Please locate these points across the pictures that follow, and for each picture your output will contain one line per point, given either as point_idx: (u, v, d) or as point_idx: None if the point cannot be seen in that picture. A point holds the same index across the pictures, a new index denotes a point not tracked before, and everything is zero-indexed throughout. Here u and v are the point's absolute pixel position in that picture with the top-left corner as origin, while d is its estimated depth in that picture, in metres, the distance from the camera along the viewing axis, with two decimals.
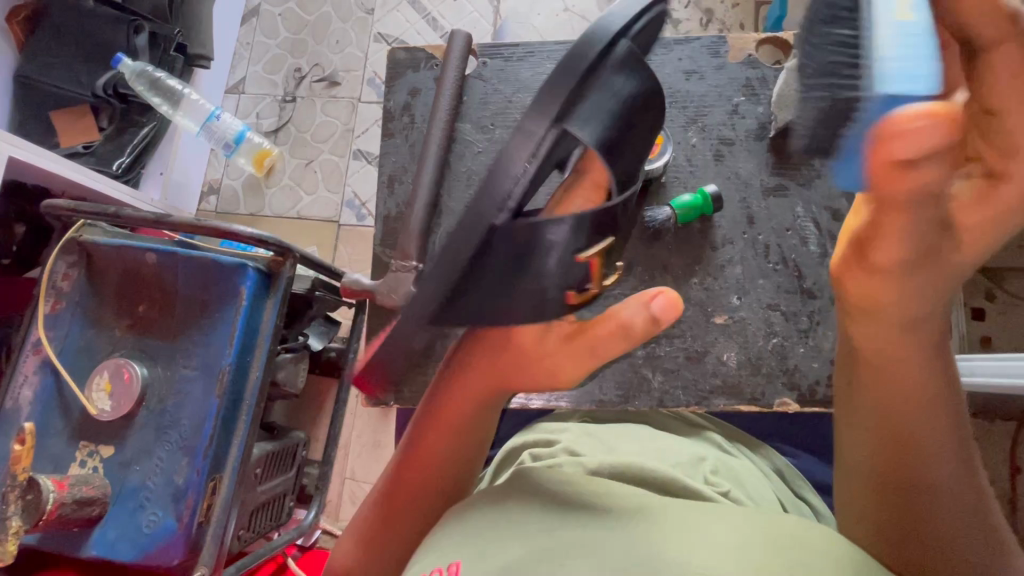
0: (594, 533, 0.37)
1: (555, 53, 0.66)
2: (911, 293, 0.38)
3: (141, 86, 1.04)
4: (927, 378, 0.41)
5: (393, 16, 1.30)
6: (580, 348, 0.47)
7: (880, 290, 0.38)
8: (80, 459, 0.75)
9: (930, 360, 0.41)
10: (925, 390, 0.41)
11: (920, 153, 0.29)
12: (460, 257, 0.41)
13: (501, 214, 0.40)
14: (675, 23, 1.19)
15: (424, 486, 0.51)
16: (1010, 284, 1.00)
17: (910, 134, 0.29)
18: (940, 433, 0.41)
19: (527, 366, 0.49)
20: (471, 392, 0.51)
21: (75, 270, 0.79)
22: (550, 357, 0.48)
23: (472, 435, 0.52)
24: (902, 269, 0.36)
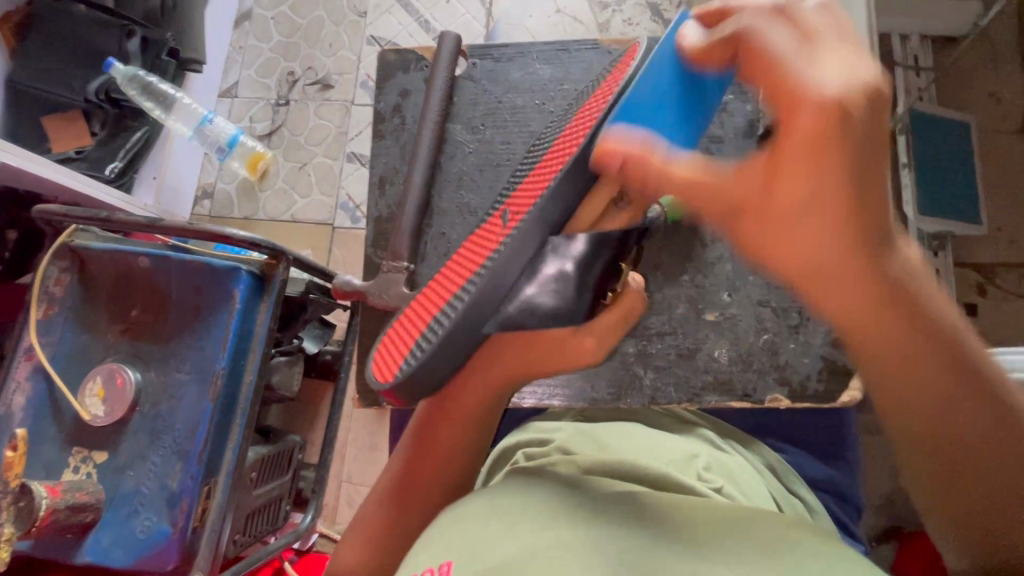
0: (584, 527, 0.37)
1: (545, 53, 0.66)
2: (833, 271, 0.34)
3: (134, 90, 1.05)
4: (903, 360, 0.36)
5: (386, 19, 1.30)
6: (615, 314, 0.49)
7: (808, 284, 0.35)
8: (73, 465, 0.75)
9: (889, 323, 0.35)
10: (899, 353, 0.36)
11: (626, 162, 0.36)
12: (512, 271, 0.41)
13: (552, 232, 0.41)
14: (667, 23, 1.20)
15: (433, 475, 0.51)
16: (1001, 280, 1.00)
17: (606, 163, 0.37)
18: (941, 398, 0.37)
19: (562, 353, 0.49)
20: (483, 382, 0.50)
21: (67, 275, 0.79)
22: (585, 337, 0.49)
23: (477, 421, 0.51)
24: (838, 257, 0.33)
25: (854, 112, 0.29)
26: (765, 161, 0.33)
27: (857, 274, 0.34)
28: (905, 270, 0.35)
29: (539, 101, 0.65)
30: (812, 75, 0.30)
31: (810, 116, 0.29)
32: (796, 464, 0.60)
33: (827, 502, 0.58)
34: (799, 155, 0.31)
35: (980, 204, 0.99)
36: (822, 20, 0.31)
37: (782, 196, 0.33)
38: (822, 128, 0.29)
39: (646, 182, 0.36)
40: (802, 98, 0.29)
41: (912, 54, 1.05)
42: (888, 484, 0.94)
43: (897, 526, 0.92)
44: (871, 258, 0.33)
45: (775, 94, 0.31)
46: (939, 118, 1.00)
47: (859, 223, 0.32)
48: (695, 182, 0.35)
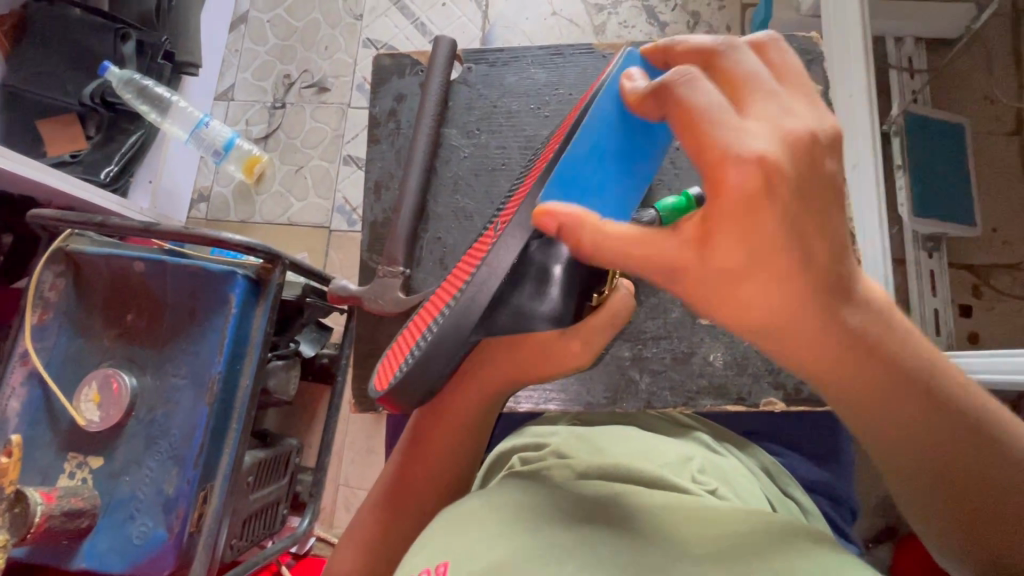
0: (578, 531, 0.37)
1: (539, 57, 0.66)
2: (790, 322, 0.34)
3: (129, 94, 1.05)
4: (869, 398, 0.36)
5: (382, 21, 1.30)
6: (605, 315, 0.48)
7: (768, 341, 0.35)
8: (68, 471, 0.74)
9: (851, 365, 0.35)
10: (871, 395, 0.36)
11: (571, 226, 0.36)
12: (495, 275, 0.40)
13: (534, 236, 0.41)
14: (662, 25, 1.20)
15: (428, 477, 0.51)
16: (995, 281, 1.01)
17: (545, 227, 0.36)
18: (918, 428, 0.36)
19: (550, 356, 0.49)
20: (477, 385, 0.51)
21: (62, 280, 0.78)
22: (573, 340, 0.48)
23: (472, 420, 0.51)
24: (789, 297, 0.33)
25: (778, 168, 0.30)
26: (697, 225, 0.33)
27: (811, 323, 0.34)
28: (860, 311, 0.34)
29: (534, 105, 0.66)
30: (731, 135, 0.30)
31: (739, 180, 0.30)
32: (792, 467, 0.60)
33: (822, 505, 0.59)
34: (730, 215, 0.31)
35: (974, 206, 0.99)
36: (753, 68, 0.33)
37: (719, 260, 0.33)
38: (751, 186, 0.30)
39: (585, 250, 0.36)
40: (728, 156, 0.30)
41: (906, 56, 1.06)
42: (884, 485, 0.94)
43: (893, 526, 0.92)
44: (822, 299, 0.33)
45: (702, 159, 0.31)
46: (933, 119, 1.00)
47: (806, 268, 0.32)
48: (637, 249, 0.35)
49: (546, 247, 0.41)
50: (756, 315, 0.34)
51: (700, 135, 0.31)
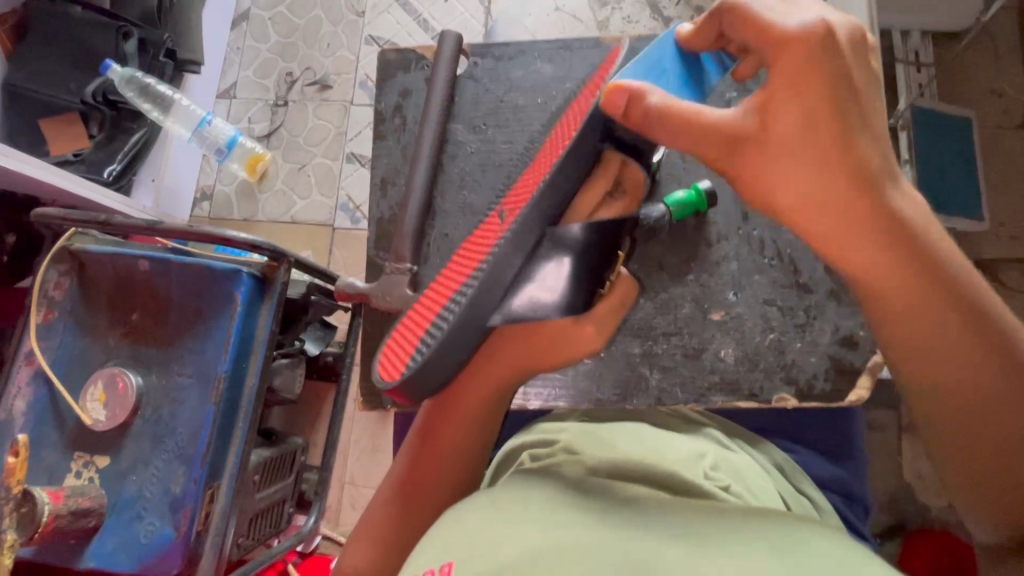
0: (592, 525, 0.36)
1: (546, 51, 0.66)
2: (829, 194, 0.38)
3: (131, 92, 1.05)
4: (904, 287, 0.38)
5: (384, 18, 1.30)
6: (612, 301, 0.49)
7: (806, 220, 0.39)
8: (75, 470, 0.74)
9: (881, 253, 0.38)
10: (911, 285, 0.38)
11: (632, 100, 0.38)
12: (513, 264, 0.40)
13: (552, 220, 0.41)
14: (666, 20, 1.19)
15: (440, 470, 0.51)
16: (1003, 275, 1.00)
17: (611, 106, 0.38)
18: (950, 336, 0.38)
19: (562, 343, 0.49)
20: (487, 375, 0.50)
21: (67, 279, 0.78)
22: (586, 325, 0.49)
23: (479, 412, 0.51)
24: (823, 168, 0.37)
25: (837, 42, 0.36)
26: (760, 99, 0.38)
27: (854, 202, 0.37)
28: (905, 209, 0.38)
29: (540, 100, 0.65)
30: (787, 18, 0.36)
31: (800, 46, 0.36)
32: (803, 464, 0.60)
33: (834, 502, 0.58)
34: (786, 88, 0.37)
35: (982, 200, 0.98)
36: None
37: (779, 125, 0.38)
38: (809, 56, 0.36)
39: (652, 117, 0.38)
40: (790, 36, 0.36)
41: (913, 49, 1.05)
42: (892, 480, 0.94)
43: (901, 522, 0.91)
44: (863, 175, 0.37)
45: (765, 39, 0.37)
46: (940, 113, 0.99)
47: (848, 162, 0.37)
48: (693, 119, 0.38)
49: (560, 233, 0.41)
50: (795, 187, 0.38)
51: (756, 25, 0.37)
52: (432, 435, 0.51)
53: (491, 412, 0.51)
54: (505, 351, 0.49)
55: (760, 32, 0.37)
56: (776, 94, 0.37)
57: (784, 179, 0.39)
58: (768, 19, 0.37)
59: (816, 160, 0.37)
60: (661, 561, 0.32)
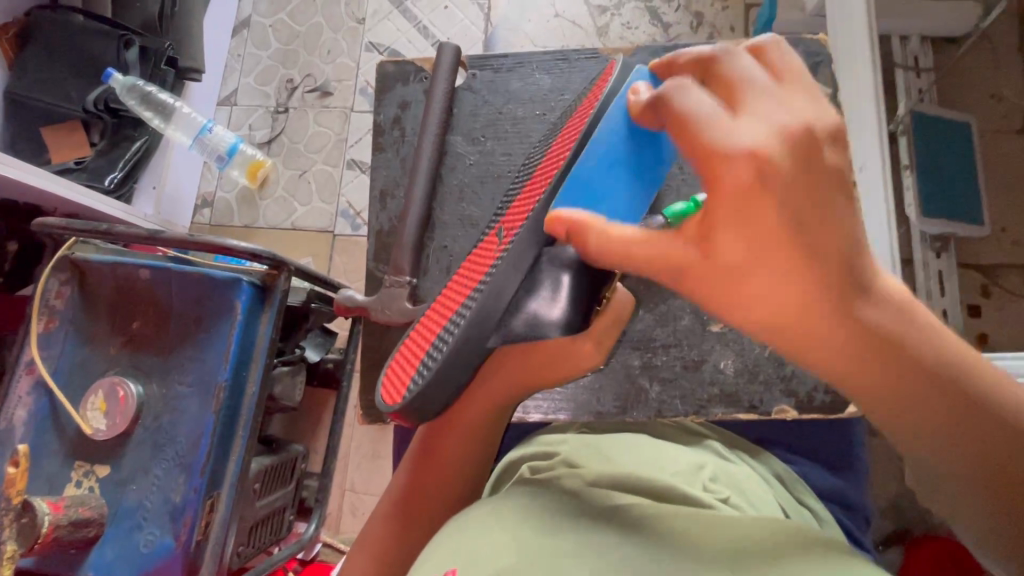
0: (590, 536, 0.36)
1: (544, 63, 0.66)
2: (798, 317, 0.33)
3: (132, 101, 1.06)
4: (895, 386, 0.34)
5: (384, 25, 1.30)
6: (608, 317, 0.50)
7: (777, 336, 0.35)
8: (76, 480, 0.74)
9: (863, 364, 0.34)
10: (891, 394, 0.35)
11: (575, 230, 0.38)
12: (511, 285, 0.40)
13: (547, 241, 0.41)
14: (665, 26, 1.19)
15: (441, 486, 0.51)
16: (1003, 280, 1.00)
17: (554, 232, 0.39)
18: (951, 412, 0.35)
19: (564, 356, 0.50)
20: (485, 390, 0.50)
21: (68, 288, 0.78)
22: (584, 342, 0.50)
23: (479, 429, 0.51)
24: (793, 280, 0.32)
25: (773, 163, 0.30)
26: (699, 220, 0.33)
27: (827, 315, 0.33)
28: (882, 309, 0.34)
29: (539, 111, 0.65)
30: (717, 126, 0.31)
31: (734, 178, 0.31)
32: (803, 473, 0.60)
33: (835, 512, 0.58)
34: (728, 211, 0.32)
35: (983, 205, 0.98)
36: (747, 73, 0.33)
37: (723, 255, 0.33)
38: (748, 182, 0.30)
39: (592, 248, 0.37)
40: (722, 157, 0.31)
41: (912, 55, 1.05)
42: (894, 488, 0.93)
43: (903, 529, 0.91)
44: (839, 279, 0.32)
45: (698, 158, 0.32)
46: (940, 119, 0.99)
47: (817, 279, 0.32)
48: (639, 247, 0.35)
49: (557, 252, 0.41)
50: (763, 308, 0.34)
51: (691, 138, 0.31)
52: (434, 451, 0.51)
53: (492, 428, 0.51)
54: (505, 366, 0.50)
55: (698, 153, 0.31)
56: (729, 213, 0.32)
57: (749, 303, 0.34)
58: (688, 131, 0.32)
59: (784, 280, 0.32)
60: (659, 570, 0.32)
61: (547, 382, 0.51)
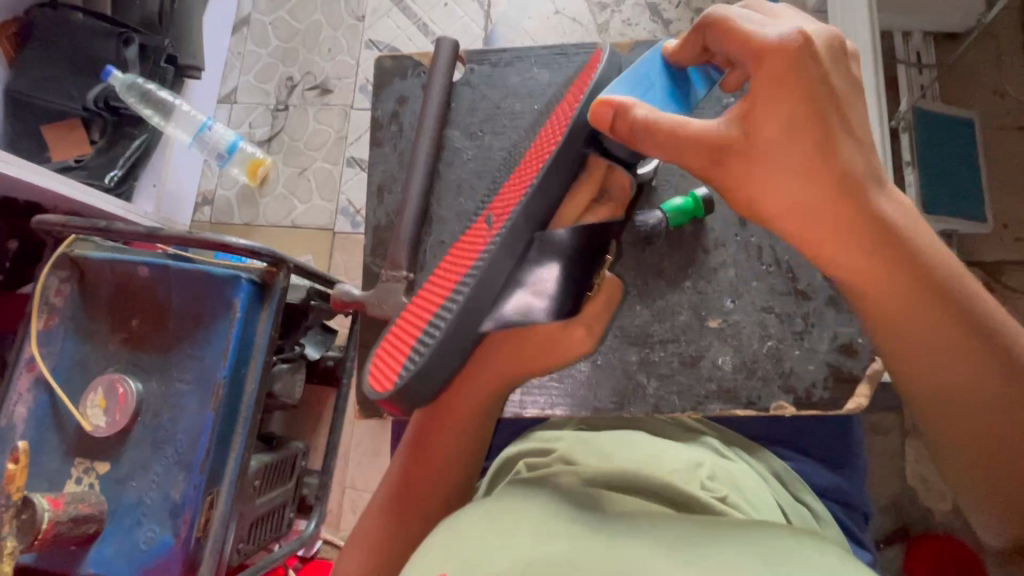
0: (585, 535, 0.36)
1: (542, 57, 0.66)
2: (813, 200, 0.39)
3: (132, 98, 1.05)
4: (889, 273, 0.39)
5: (384, 22, 1.30)
6: (601, 300, 0.49)
7: (792, 219, 0.40)
8: (76, 476, 0.75)
9: (868, 247, 0.39)
10: (886, 288, 0.39)
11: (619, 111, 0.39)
12: (504, 270, 0.41)
13: (538, 227, 0.42)
14: (666, 22, 1.19)
15: (435, 479, 0.51)
16: (1006, 277, 0.99)
17: (597, 122, 0.40)
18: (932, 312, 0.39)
19: (555, 345, 0.49)
20: (475, 383, 0.49)
21: (67, 285, 0.78)
22: (576, 328, 0.49)
23: (472, 419, 0.51)
24: (811, 158, 0.38)
25: (815, 53, 0.36)
26: (741, 108, 0.38)
27: (839, 200, 0.38)
28: (884, 202, 0.39)
29: (536, 106, 0.65)
30: (762, 29, 0.37)
31: (776, 62, 0.36)
32: (801, 470, 0.59)
33: (833, 509, 0.58)
34: (770, 95, 0.37)
35: (985, 202, 0.98)
36: (779, 9, 0.39)
37: (761, 134, 0.38)
38: (785, 70, 0.36)
39: (638, 131, 0.39)
40: (766, 50, 0.36)
41: (915, 50, 1.04)
42: (895, 486, 0.93)
43: (904, 527, 0.91)
44: (849, 169, 0.38)
45: (745, 50, 0.37)
46: (942, 115, 0.99)
47: (833, 163, 0.38)
48: (681, 131, 0.39)
49: (548, 237, 0.41)
50: (781, 187, 0.39)
51: (739, 38, 0.37)
52: (427, 442, 0.51)
53: (484, 418, 0.51)
54: (497, 354, 0.49)
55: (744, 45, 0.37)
56: (768, 95, 0.37)
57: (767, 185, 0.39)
58: (737, 32, 0.37)
59: (805, 157, 0.38)
60: (652, 568, 0.32)
61: (541, 371, 0.50)
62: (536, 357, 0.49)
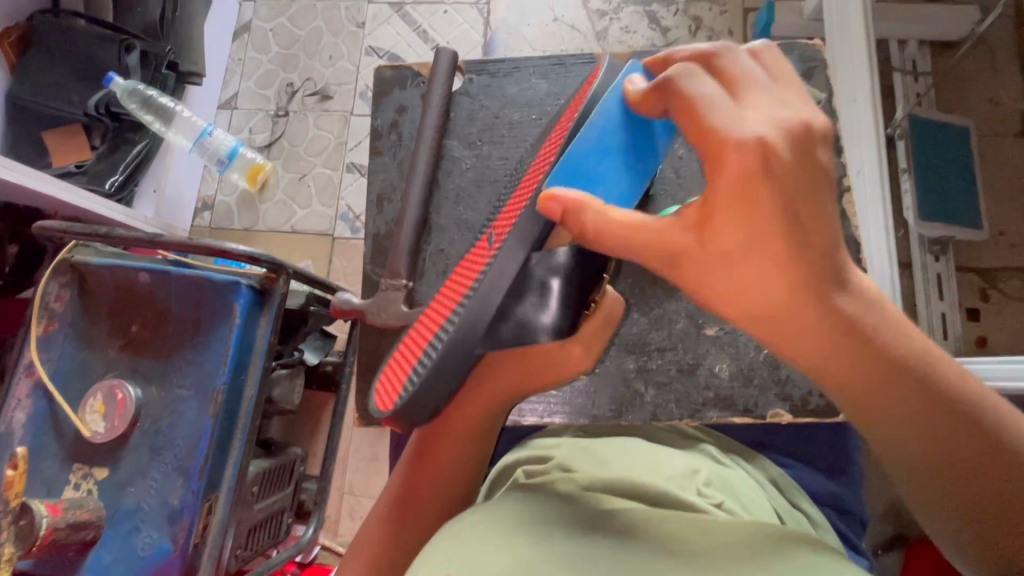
0: (585, 541, 0.36)
1: (541, 67, 0.66)
2: (778, 307, 0.35)
3: (133, 104, 1.06)
4: (871, 385, 0.36)
5: (384, 29, 1.31)
6: (598, 317, 0.51)
7: (759, 328, 0.37)
8: (74, 482, 0.74)
9: (848, 357, 0.35)
10: (870, 386, 0.36)
11: (568, 212, 0.37)
12: (502, 287, 0.40)
13: (537, 246, 0.41)
14: (664, 30, 1.20)
15: (436, 486, 0.51)
16: (1003, 284, 1.00)
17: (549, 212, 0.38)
18: (931, 425, 0.36)
19: (555, 360, 0.51)
20: (478, 396, 0.50)
21: (68, 291, 0.79)
22: (572, 346, 0.51)
23: (476, 430, 0.51)
24: (775, 267, 0.35)
25: (778, 151, 0.33)
26: (700, 206, 0.35)
27: (808, 308, 0.35)
28: (860, 303, 0.35)
29: (535, 116, 0.66)
30: (726, 121, 0.34)
31: (737, 164, 0.33)
32: (798, 477, 0.60)
33: (830, 516, 0.58)
34: (727, 194, 0.34)
35: (981, 209, 0.98)
36: (747, 68, 0.36)
37: (719, 239, 0.35)
38: (747, 168, 0.33)
39: (588, 231, 0.37)
40: (728, 142, 0.33)
41: (910, 59, 1.05)
42: (892, 492, 0.93)
43: (902, 534, 0.91)
44: (821, 274, 0.35)
45: (703, 144, 0.34)
46: (938, 123, 1.00)
47: (806, 261, 0.34)
48: (638, 228, 0.37)
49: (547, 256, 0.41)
50: (746, 299, 0.36)
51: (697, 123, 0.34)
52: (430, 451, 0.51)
53: (488, 432, 0.52)
54: (501, 370, 0.50)
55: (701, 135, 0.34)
56: (730, 203, 0.34)
57: (731, 294, 0.36)
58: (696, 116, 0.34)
59: (771, 260, 0.34)
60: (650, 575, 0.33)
61: (542, 386, 0.51)
62: (538, 372, 0.51)
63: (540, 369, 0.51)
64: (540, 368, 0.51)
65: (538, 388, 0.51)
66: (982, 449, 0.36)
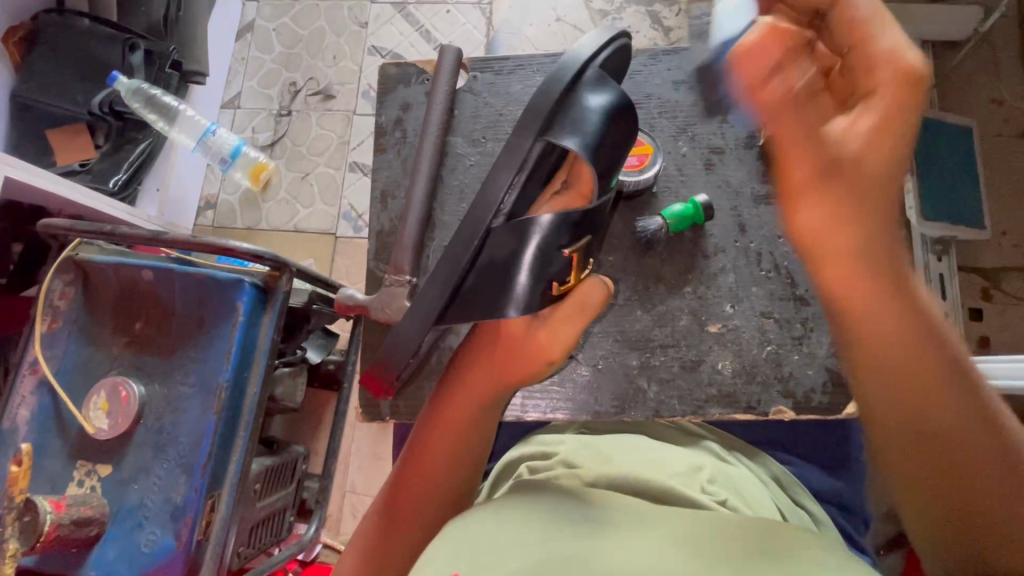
0: (590, 536, 0.36)
1: (544, 65, 0.67)
2: (831, 195, 0.40)
3: (137, 104, 1.05)
4: (893, 293, 0.40)
5: (387, 29, 1.31)
6: (572, 306, 0.50)
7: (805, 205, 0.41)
8: (78, 479, 0.75)
9: (873, 264, 0.40)
10: (891, 304, 0.40)
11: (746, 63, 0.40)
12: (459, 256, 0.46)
13: (495, 217, 0.46)
14: (666, 30, 1.20)
15: (431, 483, 0.50)
16: (1005, 283, 1.00)
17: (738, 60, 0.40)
18: (933, 359, 0.40)
19: (526, 349, 0.50)
20: (471, 387, 0.51)
21: (72, 288, 0.79)
22: (540, 333, 0.50)
23: (468, 428, 0.51)
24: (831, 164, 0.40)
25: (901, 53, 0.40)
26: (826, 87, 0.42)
27: (860, 205, 0.40)
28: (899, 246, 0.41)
29: None
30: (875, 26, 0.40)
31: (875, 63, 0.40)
32: (801, 475, 0.60)
33: (833, 513, 0.58)
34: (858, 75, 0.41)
35: (984, 209, 0.98)
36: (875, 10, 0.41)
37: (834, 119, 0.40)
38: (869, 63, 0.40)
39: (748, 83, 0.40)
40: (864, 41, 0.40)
41: None
42: None
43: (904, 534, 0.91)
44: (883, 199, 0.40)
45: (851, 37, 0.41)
46: (940, 123, 1.00)
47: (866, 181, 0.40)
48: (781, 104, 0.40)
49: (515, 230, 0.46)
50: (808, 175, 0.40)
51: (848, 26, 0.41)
52: (424, 450, 0.51)
53: (477, 431, 0.51)
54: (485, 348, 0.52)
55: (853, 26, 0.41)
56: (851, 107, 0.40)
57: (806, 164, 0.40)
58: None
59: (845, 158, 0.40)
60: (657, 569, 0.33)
61: (513, 374, 0.50)
62: (511, 356, 0.50)
63: (514, 355, 0.50)
64: (514, 354, 0.50)
65: (514, 376, 0.51)
66: (968, 406, 0.39)
